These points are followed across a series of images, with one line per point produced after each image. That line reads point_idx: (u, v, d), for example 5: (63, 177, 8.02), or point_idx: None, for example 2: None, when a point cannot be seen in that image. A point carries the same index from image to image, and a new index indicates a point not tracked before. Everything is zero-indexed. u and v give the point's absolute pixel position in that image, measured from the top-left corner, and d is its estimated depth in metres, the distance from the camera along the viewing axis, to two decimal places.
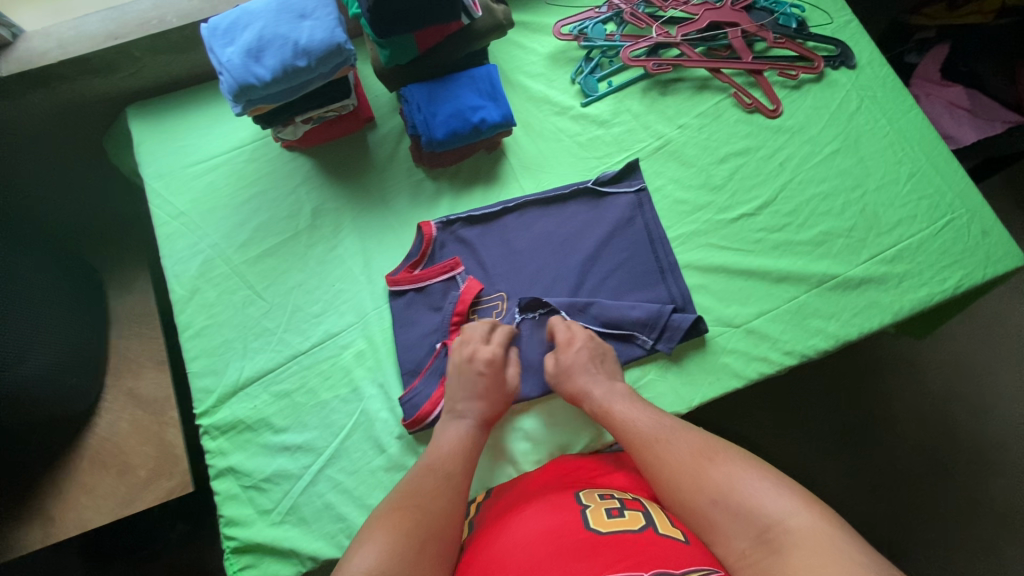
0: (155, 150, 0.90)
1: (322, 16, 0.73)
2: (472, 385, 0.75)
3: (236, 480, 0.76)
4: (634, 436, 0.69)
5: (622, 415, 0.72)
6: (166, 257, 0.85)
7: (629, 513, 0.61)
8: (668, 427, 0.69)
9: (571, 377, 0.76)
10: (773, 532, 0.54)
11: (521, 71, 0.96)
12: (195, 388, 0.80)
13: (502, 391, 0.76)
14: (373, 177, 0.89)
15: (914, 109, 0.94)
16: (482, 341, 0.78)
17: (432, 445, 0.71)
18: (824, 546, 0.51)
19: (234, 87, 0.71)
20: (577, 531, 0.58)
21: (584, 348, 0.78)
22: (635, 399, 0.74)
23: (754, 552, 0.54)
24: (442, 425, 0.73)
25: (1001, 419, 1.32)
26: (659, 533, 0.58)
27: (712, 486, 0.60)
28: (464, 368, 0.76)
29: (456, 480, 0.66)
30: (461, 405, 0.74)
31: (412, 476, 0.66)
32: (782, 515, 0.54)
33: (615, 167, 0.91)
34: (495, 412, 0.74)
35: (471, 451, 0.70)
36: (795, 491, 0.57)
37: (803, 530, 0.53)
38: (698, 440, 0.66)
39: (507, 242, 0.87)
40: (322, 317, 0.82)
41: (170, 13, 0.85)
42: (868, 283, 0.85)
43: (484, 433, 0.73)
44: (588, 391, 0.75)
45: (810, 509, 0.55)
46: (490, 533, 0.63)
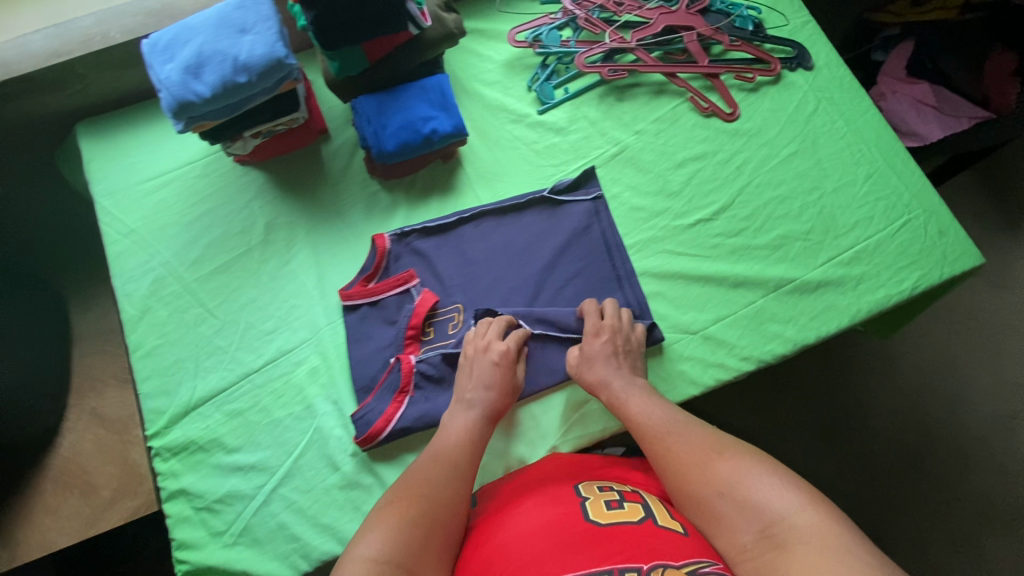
0: (105, 168, 0.89)
1: (263, 30, 0.71)
2: (484, 377, 0.75)
3: (188, 502, 0.75)
4: (645, 428, 0.70)
5: (636, 407, 0.72)
6: (117, 276, 0.84)
7: (628, 505, 0.62)
8: (679, 421, 0.69)
9: (594, 368, 0.76)
10: (778, 528, 0.53)
11: (477, 79, 0.96)
12: (145, 410, 0.79)
13: (513, 382, 0.76)
14: (327, 190, 0.88)
15: (871, 109, 0.94)
16: (496, 335, 0.78)
17: (439, 433, 0.71)
18: (829, 543, 0.50)
19: (173, 104, 0.69)
20: (578, 523, 0.58)
21: (609, 342, 0.77)
22: (652, 395, 0.74)
23: (756, 547, 0.54)
24: (450, 413, 0.73)
25: (976, 413, 1.32)
26: (658, 524, 0.58)
27: (719, 479, 0.60)
28: (478, 358, 0.76)
29: (463, 469, 0.66)
30: (471, 395, 0.74)
31: (418, 464, 0.66)
32: (787, 511, 0.54)
33: (572, 175, 0.91)
34: (505, 404, 0.74)
35: (478, 441, 0.70)
36: (803, 490, 0.56)
37: (808, 527, 0.52)
38: (707, 435, 0.66)
39: (464, 252, 0.87)
40: (275, 334, 0.82)
41: (114, 29, 0.83)
42: (825, 286, 0.85)
43: (491, 424, 0.73)
44: (606, 382, 0.75)
45: (817, 506, 0.54)
46: (489, 526, 0.63)
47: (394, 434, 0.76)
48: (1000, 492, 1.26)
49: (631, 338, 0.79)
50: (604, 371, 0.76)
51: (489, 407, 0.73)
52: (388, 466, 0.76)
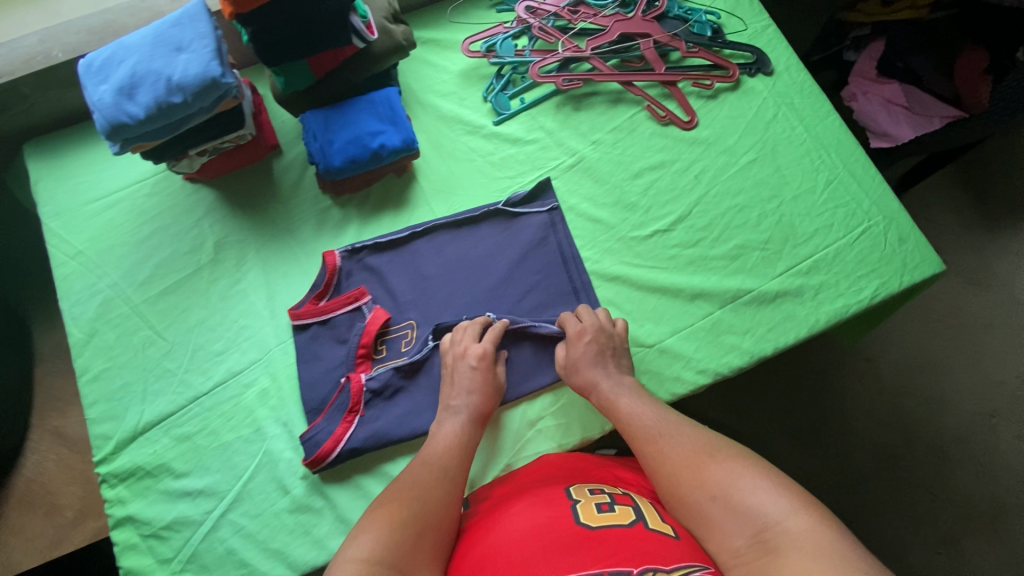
0: (52, 188, 0.87)
1: (198, 48, 0.70)
2: (467, 381, 0.74)
3: (136, 529, 0.74)
4: (637, 430, 0.69)
5: (628, 408, 0.72)
6: (64, 298, 0.83)
7: (620, 508, 0.60)
8: (673, 424, 0.68)
9: (581, 375, 0.75)
10: (770, 532, 0.51)
11: (431, 90, 0.94)
12: (92, 435, 0.77)
13: (495, 384, 0.76)
14: (278, 207, 0.87)
15: (831, 114, 0.93)
16: (473, 338, 0.77)
17: (429, 440, 0.71)
18: (822, 547, 0.48)
19: (106, 126, 0.68)
20: (568, 527, 0.56)
21: (594, 343, 0.76)
22: (643, 395, 0.74)
23: (749, 551, 0.52)
24: (438, 422, 0.73)
25: (955, 414, 1.31)
26: (649, 527, 0.57)
27: (711, 483, 0.58)
28: (458, 364, 0.75)
29: (452, 472, 0.66)
30: (456, 401, 0.73)
31: (409, 468, 0.66)
32: (780, 514, 0.52)
33: (528, 187, 0.89)
34: (490, 406, 0.74)
35: (467, 444, 0.70)
36: (795, 493, 0.54)
37: (801, 530, 0.50)
38: (700, 439, 0.65)
39: (418, 268, 0.85)
40: (224, 355, 0.80)
41: (55, 47, 0.81)
42: (783, 296, 0.83)
43: (478, 427, 0.72)
44: (596, 384, 0.74)
45: (810, 510, 0.52)
46: (480, 529, 0.62)
47: (343, 455, 0.74)
48: (981, 491, 1.25)
49: (610, 336, 0.78)
50: (590, 376, 0.75)
51: (475, 410, 0.72)
52: (339, 488, 0.75)
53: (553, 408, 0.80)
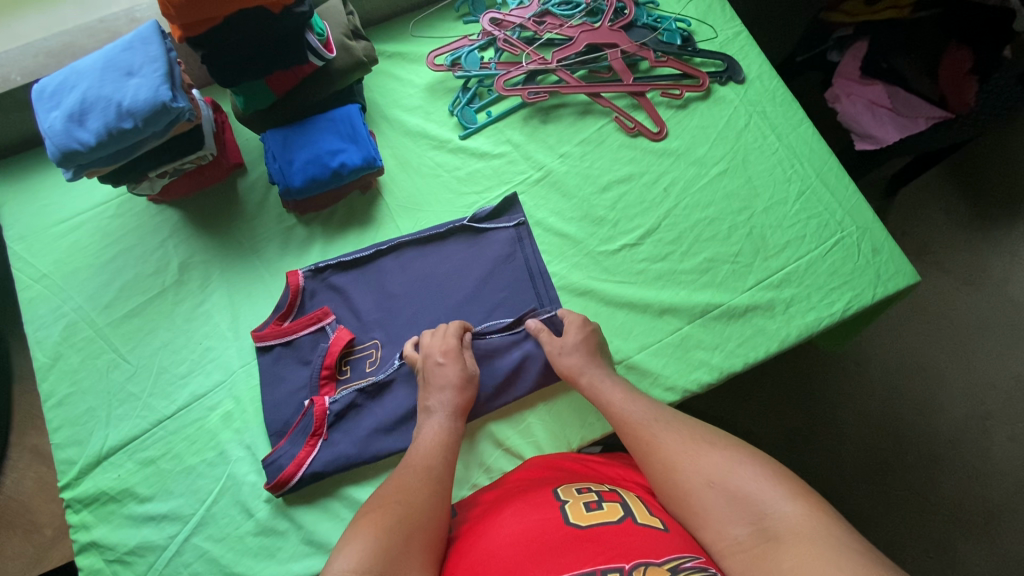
0: (17, 211, 0.87)
1: (149, 73, 0.69)
2: (440, 379, 0.73)
3: (100, 555, 0.74)
4: (628, 417, 0.68)
5: (617, 397, 0.70)
6: (29, 322, 0.83)
7: (608, 505, 0.58)
8: (663, 413, 0.67)
9: (572, 355, 0.74)
10: (771, 519, 0.51)
11: (397, 105, 0.94)
12: (57, 460, 0.78)
13: (467, 374, 0.74)
14: (242, 227, 0.87)
15: (804, 122, 0.91)
16: (436, 335, 0.77)
17: (414, 442, 0.69)
18: (822, 533, 0.48)
19: (58, 153, 0.68)
20: (558, 528, 0.55)
21: (578, 334, 0.76)
22: (631, 389, 0.72)
23: (749, 540, 0.51)
24: (418, 425, 0.72)
25: (948, 417, 1.29)
26: (638, 523, 0.55)
27: (709, 470, 0.57)
28: (427, 363, 0.74)
29: (438, 473, 0.64)
30: (432, 401, 0.72)
31: (395, 474, 0.63)
32: (780, 500, 0.52)
33: (494, 202, 0.88)
34: (466, 398, 0.73)
35: (451, 442, 0.69)
36: (793, 482, 0.54)
37: (801, 515, 0.50)
38: (694, 428, 0.64)
39: (384, 286, 0.84)
40: (188, 378, 0.80)
41: (14, 71, 0.81)
42: (752, 311, 0.82)
43: (459, 421, 0.71)
44: (584, 368, 0.73)
45: (807, 497, 0.52)
46: (470, 538, 0.59)
47: (306, 479, 0.74)
48: (974, 496, 1.23)
49: (599, 331, 0.78)
50: (578, 359, 0.74)
51: (453, 406, 0.72)
52: (304, 510, 0.75)
53: (519, 429, 0.78)
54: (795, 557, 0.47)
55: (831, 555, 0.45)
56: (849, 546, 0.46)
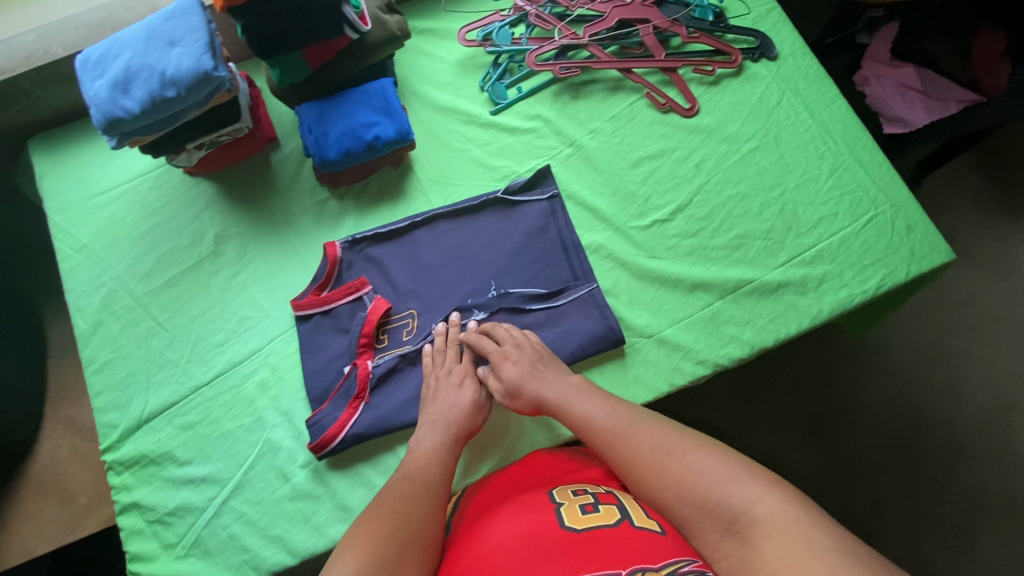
0: (57, 183, 0.89)
1: (191, 42, 0.70)
2: (449, 401, 0.73)
3: (141, 515, 0.76)
4: (594, 434, 0.67)
5: (579, 406, 0.69)
6: (70, 291, 0.85)
7: (604, 508, 0.59)
8: (627, 419, 0.66)
9: (520, 400, 0.73)
10: (741, 522, 0.53)
11: (428, 81, 0.94)
12: (99, 424, 0.80)
13: (477, 400, 0.74)
14: (276, 200, 0.88)
15: (837, 100, 0.90)
16: (455, 359, 0.78)
17: (408, 454, 0.69)
18: (793, 531, 0.50)
19: (103, 121, 0.69)
20: (553, 532, 0.55)
21: (520, 357, 0.75)
22: (590, 390, 0.71)
23: (726, 544, 0.53)
24: (417, 437, 0.71)
25: (970, 406, 1.28)
26: (634, 526, 0.56)
27: (676, 480, 0.58)
28: (442, 382, 0.75)
29: (434, 486, 0.64)
30: (433, 417, 0.72)
31: (390, 483, 0.64)
32: (750, 503, 0.54)
33: (527, 175, 0.89)
34: (473, 423, 0.73)
35: (448, 461, 0.68)
36: (759, 475, 0.56)
37: (770, 515, 0.52)
38: (664, 428, 0.64)
39: (418, 257, 0.85)
40: (225, 347, 0.82)
41: (56, 44, 0.82)
42: (784, 287, 0.82)
43: (459, 444, 0.71)
44: (542, 396, 0.72)
45: (776, 490, 0.54)
46: (466, 538, 0.60)
47: (348, 440, 0.75)
48: (995, 484, 1.22)
49: (526, 348, 0.76)
50: (518, 371, 0.73)
51: (456, 426, 0.71)
52: (339, 476, 0.76)
53: None
54: (768, 560, 0.49)
55: (803, 556, 0.47)
56: (821, 543, 0.48)
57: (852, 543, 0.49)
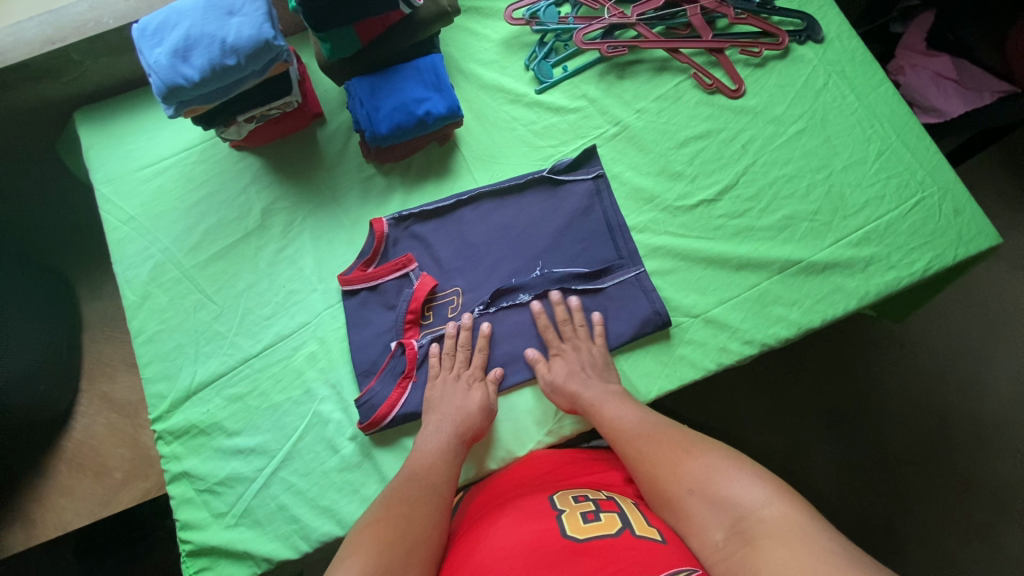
0: (103, 154, 0.89)
1: (250, 12, 0.71)
2: (455, 404, 0.73)
3: (191, 484, 0.77)
4: (620, 432, 0.69)
5: (609, 411, 0.71)
6: (118, 262, 0.85)
7: (605, 516, 0.59)
8: (658, 425, 0.69)
9: (560, 394, 0.75)
10: (746, 523, 0.53)
11: (473, 59, 0.94)
12: (148, 394, 0.80)
13: (485, 403, 0.74)
14: (322, 174, 0.88)
15: (884, 83, 0.90)
16: (464, 364, 0.78)
17: (414, 453, 0.70)
18: (798, 536, 0.49)
19: (163, 89, 0.69)
20: (555, 539, 0.56)
21: (578, 356, 0.77)
22: (626, 399, 0.73)
23: (727, 544, 0.53)
24: (422, 437, 0.72)
25: (994, 399, 1.28)
26: (636, 535, 0.56)
27: (688, 477, 0.60)
28: (452, 385, 0.76)
29: (441, 488, 0.66)
30: (437, 417, 0.73)
31: (397, 482, 0.66)
32: (758, 505, 0.54)
33: (572, 155, 0.89)
34: (479, 426, 0.73)
35: (453, 461, 0.69)
36: (770, 482, 0.56)
37: (778, 519, 0.52)
38: (684, 434, 0.66)
39: (463, 235, 0.86)
40: (273, 320, 0.82)
41: (107, 14, 0.83)
42: (833, 267, 0.81)
43: (465, 445, 0.71)
44: (578, 395, 0.73)
45: (783, 498, 0.54)
46: (466, 543, 0.61)
47: (398, 420, 0.76)
48: (1017, 479, 1.22)
49: (590, 348, 0.78)
50: (570, 368, 0.76)
51: (462, 429, 0.72)
52: (387, 449, 0.76)
53: None
54: (767, 561, 0.49)
55: (804, 558, 0.47)
56: (820, 546, 0.48)
57: (856, 555, 0.48)
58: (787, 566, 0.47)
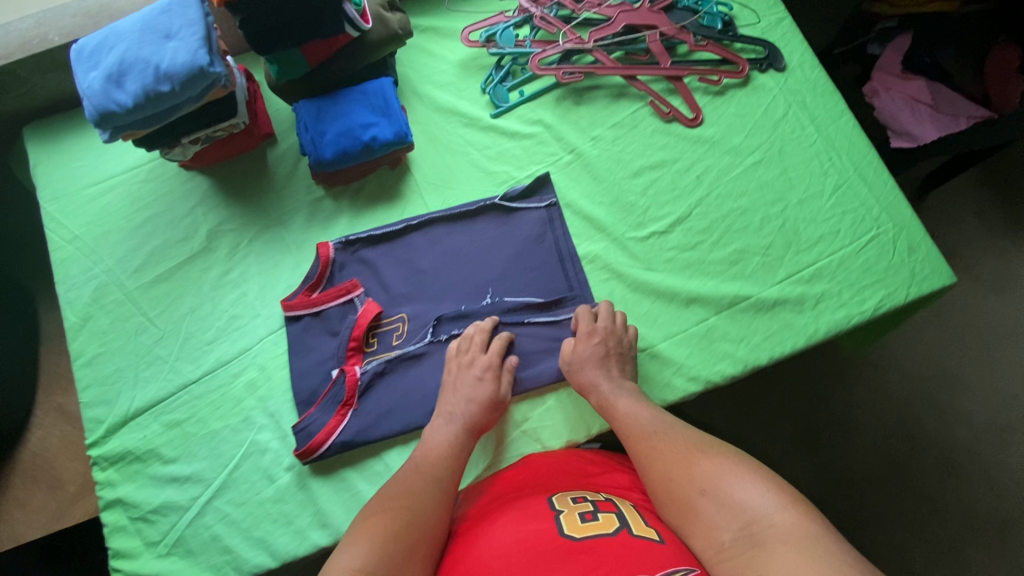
0: (51, 171, 0.88)
1: (186, 37, 0.69)
2: (467, 394, 0.72)
3: (124, 511, 0.76)
4: (632, 428, 0.67)
5: (624, 407, 0.70)
6: (61, 283, 0.84)
7: (603, 516, 0.57)
8: (669, 423, 0.67)
9: (583, 370, 0.74)
10: (757, 526, 0.50)
11: (429, 80, 0.93)
12: (86, 418, 0.79)
13: (495, 396, 0.73)
14: (271, 197, 0.87)
15: (845, 115, 0.88)
16: (480, 349, 0.76)
17: (423, 444, 0.69)
18: (809, 542, 0.46)
19: (95, 114, 0.68)
20: (552, 539, 0.53)
21: (602, 344, 0.74)
22: (643, 399, 0.72)
23: (735, 545, 0.50)
24: (430, 428, 0.71)
25: (967, 424, 1.26)
26: (633, 534, 0.54)
27: (700, 478, 0.57)
28: (463, 373, 0.74)
29: (445, 483, 0.64)
30: (451, 407, 0.72)
31: (401, 474, 0.65)
32: (771, 508, 0.51)
33: (525, 182, 0.87)
34: (487, 419, 0.72)
35: (461, 453, 0.69)
36: (782, 487, 0.53)
37: (790, 524, 0.49)
38: (695, 435, 0.64)
39: (412, 261, 0.84)
40: (214, 345, 0.81)
41: (52, 31, 0.81)
42: (781, 305, 0.80)
43: (472, 437, 0.71)
44: (596, 384, 0.72)
45: (797, 505, 0.51)
46: (464, 542, 0.59)
47: (335, 448, 0.75)
48: (989, 504, 1.21)
49: (620, 336, 0.76)
50: (594, 353, 0.73)
51: (471, 419, 0.71)
52: (323, 481, 0.75)
53: (540, 412, 0.77)
54: (775, 563, 0.46)
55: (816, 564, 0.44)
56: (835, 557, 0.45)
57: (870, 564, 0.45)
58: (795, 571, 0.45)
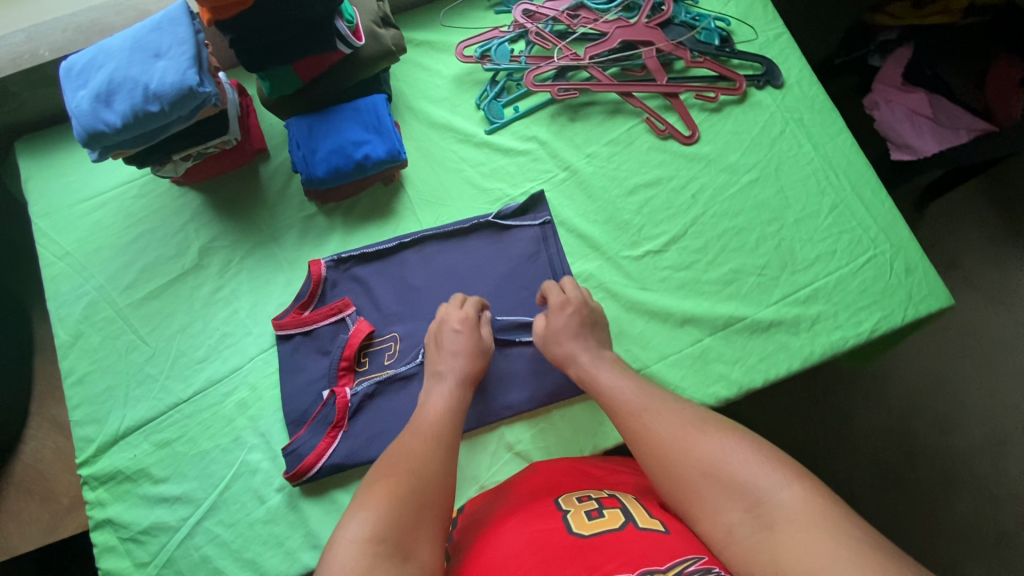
0: (42, 186, 0.87)
1: (176, 56, 0.69)
2: (450, 344, 0.73)
3: (114, 532, 0.75)
4: (622, 406, 0.63)
5: (609, 381, 0.67)
6: (51, 300, 0.84)
7: (608, 512, 0.55)
8: (659, 398, 0.63)
9: (560, 344, 0.73)
10: (765, 507, 0.47)
11: (424, 96, 0.93)
12: (76, 437, 0.79)
13: (479, 344, 0.73)
14: (263, 213, 0.86)
15: (843, 133, 0.87)
16: (456, 307, 0.77)
17: (419, 409, 0.67)
18: (823, 523, 0.44)
19: (83, 134, 0.68)
20: (560, 537, 0.52)
21: (575, 313, 0.74)
22: (622, 367, 0.70)
23: (744, 528, 0.47)
24: (425, 391, 0.70)
25: (964, 436, 1.26)
26: (639, 528, 0.52)
27: (700, 457, 0.53)
28: (441, 331, 0.74)
29: (446, 440, 0.62)
30: (443, 365, 0.71)
31: (401, 437, 0.62)
32: (779, 486, 0.48)
33: (520, 200, 0.87)
34: (476, 368, 0.72)
35: (460, 407, 0.68)
36: (786, 463, 0.50)
37: (800, 503, 0.46)
38: (687, 410, 0.60)
39: (405, 279, 0.84)
40: (204, 363, 0.80)
41: (43, 46, 0.81)
42: (776, 326, 0.79)
43: (466, 389, 0.70)
44: (574, 355, 0.71)
45: (804, 482, 0.48)
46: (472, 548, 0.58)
47: (325, 470, 0.74)
48: (986, 517, 1.20)
49: (586, 302, 0.76)
50: (565, 323, 0.73)
51: (462, 372, 0.71)
52: (313, 502, 0.75)
53: (533, 433, 0.77)
54: (791, 550, 0.44)
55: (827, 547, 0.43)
56: (850, 537, 0.43)
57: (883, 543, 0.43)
58: (809, 555, 0.43)
